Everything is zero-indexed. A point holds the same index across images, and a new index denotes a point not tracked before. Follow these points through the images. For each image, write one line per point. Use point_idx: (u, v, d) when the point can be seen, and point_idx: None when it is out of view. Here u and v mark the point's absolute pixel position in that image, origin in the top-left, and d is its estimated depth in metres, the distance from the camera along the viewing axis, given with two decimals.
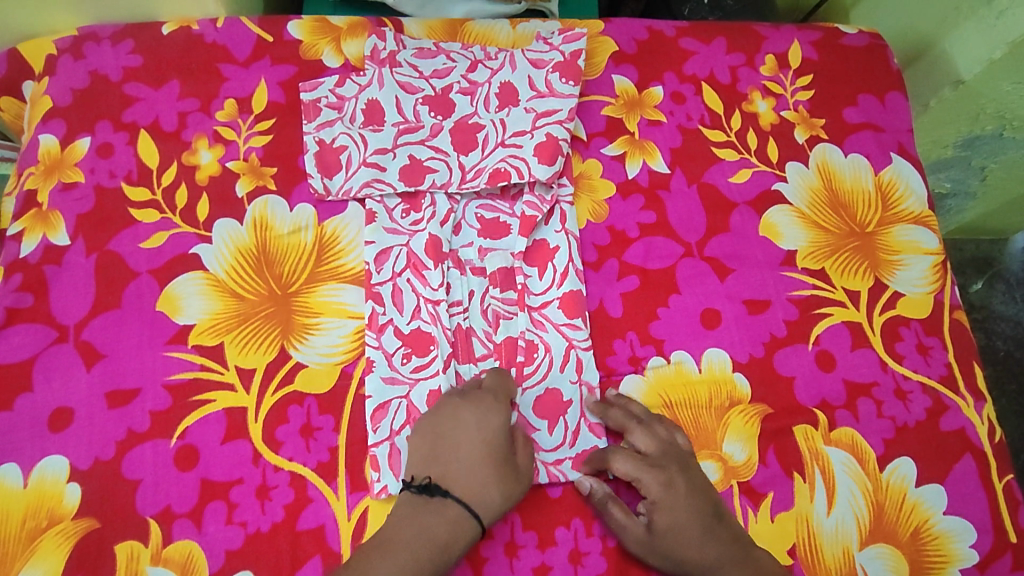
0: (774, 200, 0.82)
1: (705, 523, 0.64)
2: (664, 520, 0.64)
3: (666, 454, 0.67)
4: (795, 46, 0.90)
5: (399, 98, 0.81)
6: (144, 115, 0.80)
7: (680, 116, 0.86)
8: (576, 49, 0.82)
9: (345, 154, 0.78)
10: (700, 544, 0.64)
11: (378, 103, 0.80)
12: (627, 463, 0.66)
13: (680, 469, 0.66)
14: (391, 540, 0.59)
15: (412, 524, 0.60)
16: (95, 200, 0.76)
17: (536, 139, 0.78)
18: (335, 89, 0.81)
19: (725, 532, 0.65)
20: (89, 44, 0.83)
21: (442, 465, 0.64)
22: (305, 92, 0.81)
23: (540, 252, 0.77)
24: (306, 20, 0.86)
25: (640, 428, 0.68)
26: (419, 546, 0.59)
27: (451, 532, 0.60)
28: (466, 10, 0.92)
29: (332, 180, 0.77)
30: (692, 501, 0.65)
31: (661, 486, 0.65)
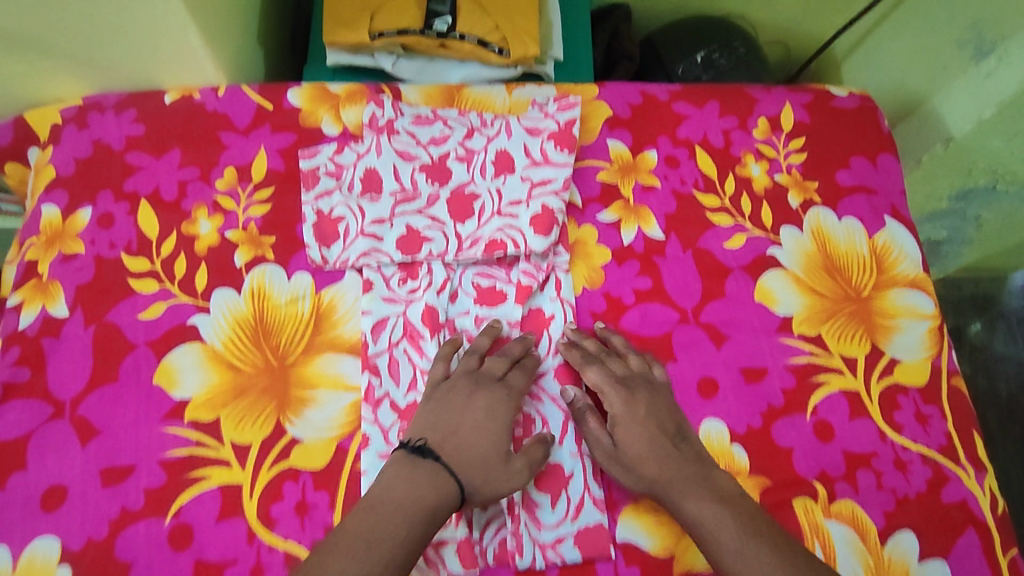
0: (769, 265, 0.83)
1: (664, 442, 0.68)
2: (628, 432, 0.68)
3: (633, 379, 0.71)
4: (787, 109, 0.91)
5: (396, 167, 0.82)
6: (145, 184, 0.81)
7: (674, 180, 0.87)
8: (570, 118, 0.84)
9: (343, 224, 0.79)
10: (659, 458, 0.67)
11: (375, 172, 0.81)
12: (596, 375, 0.71)
13: (645, 391, 0.70)
14: (383, 504, 0.59)
15: (400, 480, 0.60)
16: (95, 270, 0.77)
17: (531, 209, 0.78)
18: (333, 157, 0.83)
19: (685, 453, 0.68)
20: (93, 113, 0.84)
21: (442, 432, 0.65)
22: (304, 159, 0.83)
23: (536, 320, 0.77)
24: (305, 87, 0.86)
25: (614, 357, 0.73)
26: (411, 509, 0.59)
27: (439, 496, 0.60)
28: (462, 75, 0.92)
29: (330, 249, 0.78)
30: (656, 421, 0.69)
31: (627, 400, 0.69)
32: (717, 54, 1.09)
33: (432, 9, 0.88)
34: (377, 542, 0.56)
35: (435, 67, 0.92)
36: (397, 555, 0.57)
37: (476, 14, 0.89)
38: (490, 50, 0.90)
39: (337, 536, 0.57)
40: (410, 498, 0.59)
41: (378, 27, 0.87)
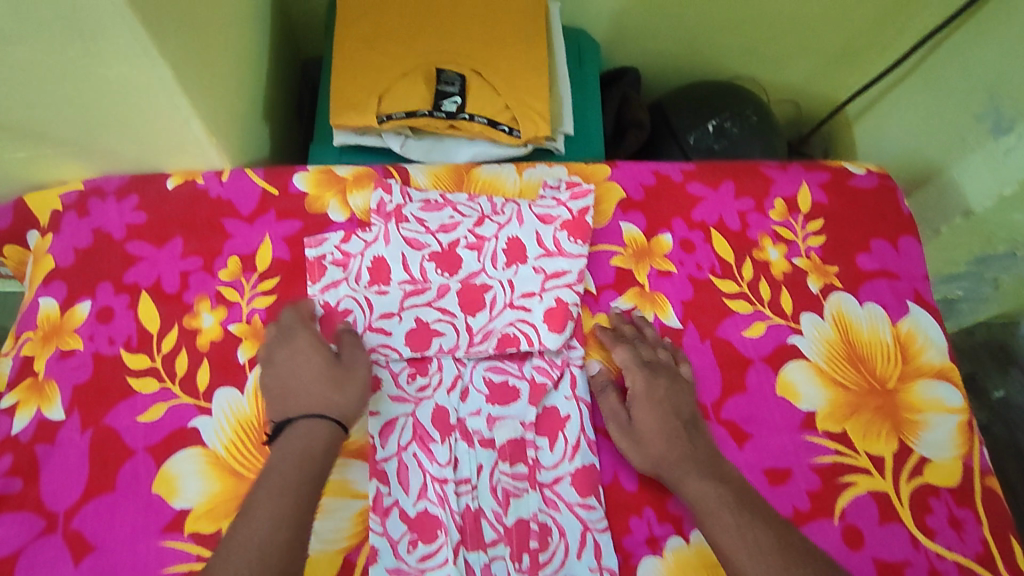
0: (790, 355, 0.80)
1: (680, 428, 0.71)
2: (644, 409, 0.72)
3: (660, 367, 0.75)
4: (804, 189, 0.89)
5: (405, 255, 0.80)
6: (146, 275, 0.78)
7: (690, 266, 0.84)
8: (583, 206, 0.82)
9: (350, 318, 0.76)
10: (670, 436, 0.70)
11: (384, 261, 0.79)
12: (625, 354, 0.75)
13: (669, 380, 0.74)
14: (266, 485, 0.60)
15: (283, 454, 0.63)
16: (93, 368, 0.74)
17: (545, 303, 0.77)
18: (340, 244, 0.80)
19: (696, 440, 0.71)
20: (94, 199, 0.82)
21: (280, 402, 0.67)
22: (310, 248, 0.80)
23: (550, 421, 0.75)
24: (312, 171, 0.85)
25: (645, 343, 0.78)
26: (284, 479, 0.60)
27: (301, 456, 0.62)
28: (471, 154, 0.90)
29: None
30: (673, 404, 0.72)
31: (649, 380, 0.73)
32: (729, 123, 1.07)
33: (441, 90, 0.87)
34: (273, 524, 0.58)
35: (444, 146, 0.91)
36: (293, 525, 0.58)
37: (485, 94, 0.88)
38: (499, 130, 0.88)
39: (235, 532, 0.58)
40: (281, 477, 0.61)
41: (386, 109, 0.86)
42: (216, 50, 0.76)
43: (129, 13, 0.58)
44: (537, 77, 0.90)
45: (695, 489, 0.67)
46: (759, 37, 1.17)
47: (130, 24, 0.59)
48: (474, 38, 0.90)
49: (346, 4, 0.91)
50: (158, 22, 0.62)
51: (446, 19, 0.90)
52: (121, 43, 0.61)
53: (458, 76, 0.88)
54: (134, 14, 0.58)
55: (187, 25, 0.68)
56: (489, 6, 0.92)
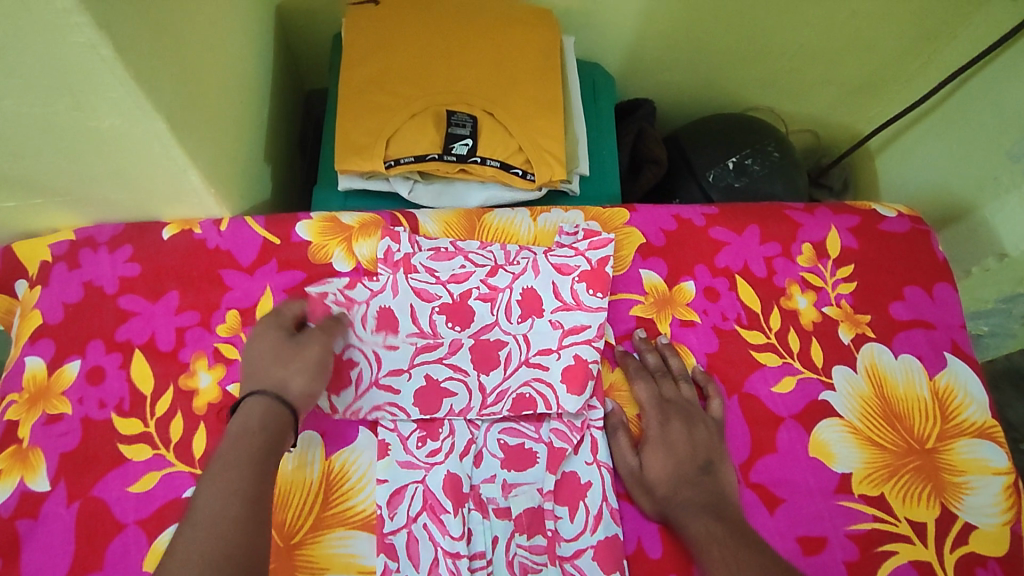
0: (823, 412, 0.75)
1: (689, 469, 0.69)
2: (653, 452, 0.70)
3: (677, 405, 0.73)
4: (833, 234, 0.86)
5: (413, 305, 0.75)
6: (140, 332, 0.74)
7: (714, 316, 0.80)
8: (602, 257, 0.77)
9: (355, 371, 0.72)
10: (678, 482, 0.68)
11: (390, 311, 0.75)
12: (641, 390, 0.74)
13: (683, 418, 0.72)
14: (217, 463, 0.58)
15: (234, 428, 0.60)
16: (81, 434, 0.69)
17: (563, 361, 0.73)
18: (343, 288, 0.75)
19: (704, 483, 0.68)
20: (86, 251, 0.78)
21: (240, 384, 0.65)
22: (314, 286, 0.76)
23: (570, 487, 0.69)
24: (316, 219, 0.81)
25: (668, 378, 0.75)
26: (231, 453, 0.58)
27: (253, 428, 0.60)
28: (483, 197, 0.88)
29: (341, 397, 0.70)
30: (687, 447, 0.70)
31: (662, 424, 0.72)
32: (750, 160, 1.05)
33: (452, 133, 0.85)
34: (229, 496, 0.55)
35: (455, 190, 0.88)
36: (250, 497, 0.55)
37: (498, 136, 0.86)
38: (513, 173, 0.85)
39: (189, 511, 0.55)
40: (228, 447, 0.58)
41: (394, 153, 0.83)
42: (214, 96, 0.73)
43: (120, 66, 0.54)
44: (552, 119, 0.88)
45: (693, 528, 0.65)
46: (777, 68, 1.15)
47: (121, 78, 0.55)
48: (485, 77, 0.88)
49: (351, 43, 0.87)
50: (152, 73, 0.59)
51: (456, 57, 0.88)
52: (113, 97, 0.57)
53: (470, 118, 0.86)
54: (125, 68, 0.55)
55: (182, 73, 0.64)
56: (501, 44, 0.90)
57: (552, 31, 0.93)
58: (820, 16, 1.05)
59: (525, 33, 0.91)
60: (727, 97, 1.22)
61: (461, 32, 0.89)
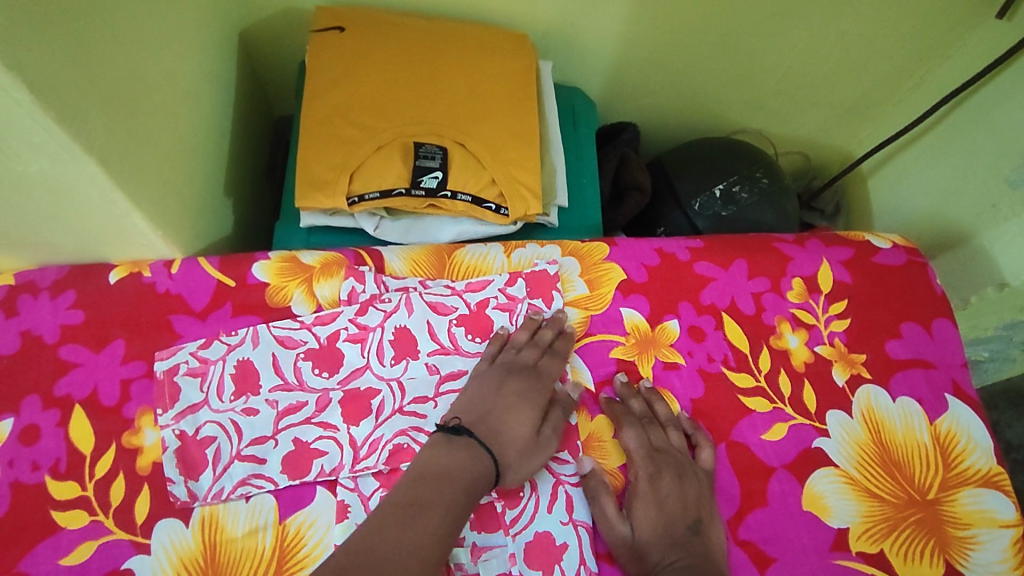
0: (817, 461, 0.70)
1: (677, 528, 0.63)
2: (643, 509, 0.65)
3: (665, 456, 0.67)
4: (824, 267, 0.81)
5: (275, 355, 0.71)
6: (81, 386, 0.69)
7: (700, 357, 0.75)
8: (504, 311, 0.76)
9: (212, 448, 0.66)
10: (667, 543, 0.63)
11: (251, 365, 0.70)
12: (628, 439, 0.69)
13: (672, 470, 0.66)
14: (433, 473, 0.59)
15: (437, 456, 0.61)
16: (11, 500, 0.63)
17: (441, 409, 0.69)
18: (196, 351, 0.71)
19: (694, 544, 0.62)
20: (25, 297, 0.72)
21: (482, 415, 0.65)
22: (161, 359, 0.70)
23: (543, 549, 0.63)
24: (273, 259, 0.76)
25: (656, 426, 0.70)
26: (445, 481, 0.58)
27: (476, 470, 0.61)
28: (455, 232, 0.83)
29: (199, 482, 0.65)
30: (676, 504, 0.65)
31: (650, 477, 0.66)
32: (738, 187, 1.01)
33: (421, 165, 0.80)
34: (415, 508, 0.56)
35: (424, 225, 0.83)
36: (449, 520, 0.56)
37: (469, 168, 0.81)
38: (486, 207, 0.81)
39: (409, 514, 0.55)
40: (450, 470, 0.59)
41: (358, 189, 0.79)
42: (161, 133, 0.68)
43: (38, 109, 0.49)
44: (527, 149, 0.84)
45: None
46: (764, 91, 1.12)
47: (41, 121, 0.51)
48: (456, 106, 0.84)
49: (314, 73, 0.83)
50: (78, 114, 0.54)
51: (426, 86, 0.84)
52: (35, 141, 0.53)
53: (439, 149, 0.81)
54: (45, 111, 0.50)
55: (119, 111, 0.60)
56: (473, 72, 0.86)
57: (528, 57, 0.89)
58: (807, 37, 1.01)
59: (500, 60, 0.87)
60: (715, 120, 1.18)
61: (433, 59, 0.85)
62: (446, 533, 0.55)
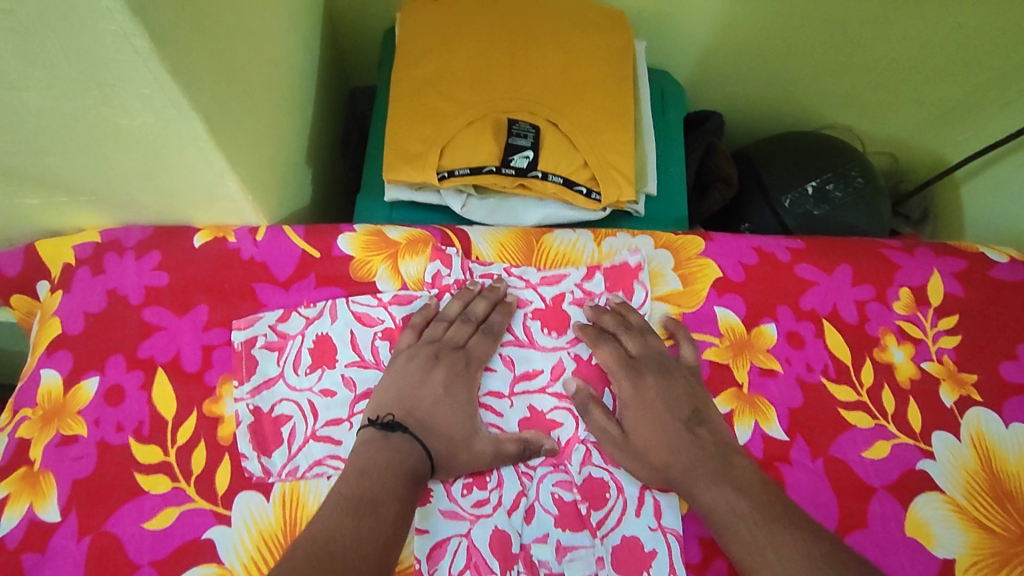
0: (921, 485, 0.66)
1: (679, 429, 0.63)
2: (636, 417, 0.65)
3: (649, 363, 0.67)
4: (935, 278, 0.77)
5: (354, 333, 0.69)
6: (163, 350, 0.68)
7: (798, 365, 0.71)
8: (580, 306, 0.72)
9: (287, 427, 0.65)
10: (672, 446, 0.63)
11: (329, 341, 0.68)
12: (608, 353, 0.68)
13: (659, 377, 0.66)
14: (376, 467, 0.57)
15: (370, 455, 0.58)
16: (97, 459, 0.62)
17: (518, 410, 0.67)
18: (276, 325, 0.69)
19: (701, 440, 0.63)
20: (111, 255, 0.71)
21: (407, 405, 0.63)
22: (238, 330, 0.68)
23: (630, 553, 0.61)
24: (359, 233, 0.74)
25: (634, 334, 0.69)
26: (385, 475, 0.56)
27: (415, 464, 0.59)
28: (541, 216, 0.79)
29: (272, 459, 0.63)
30: (668, 407, 0.65)
31: (639, 380, 0.66)
32: (831, 185, 0.95)
33: (512, 143, 0.77)
34: (368, 503, 0.54)
35: (510, 207, 0.80)
36: (404, 510, 0.55)
37: (561, 149, 0.77)
38: (577, 190, 0.77)
39: (364, 509, 0.53)
40: (395, 462, 0.58)
41: (448, 164, 0.76)
42: (258, 95, 0.66)
43: (156, 60, 0.47)
44: (621, 133, 0.80)
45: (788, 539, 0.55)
46: (861, 84, 1.05)
47: (156, 73, 0.49)
48: (551, 83, 0.80)
49: (405, 42, 0.80)
50: (191, 68, 0.52)
51: (520, 60, 0.80)
52: (146, 93, 0.51)
53: (532, 128, 0.77)
54: (162, 62, 0.48)
55: (225, 69, 0.58)
56: (569, 48, 0.82)
57: (626, 35, 0.85)
58: (918, 28, 0.95)
59: (597, 36, 0.83)
60: (805, 114, 1.12)
61: (528, 34, 0.81)
62: (395, 518, 0.54)
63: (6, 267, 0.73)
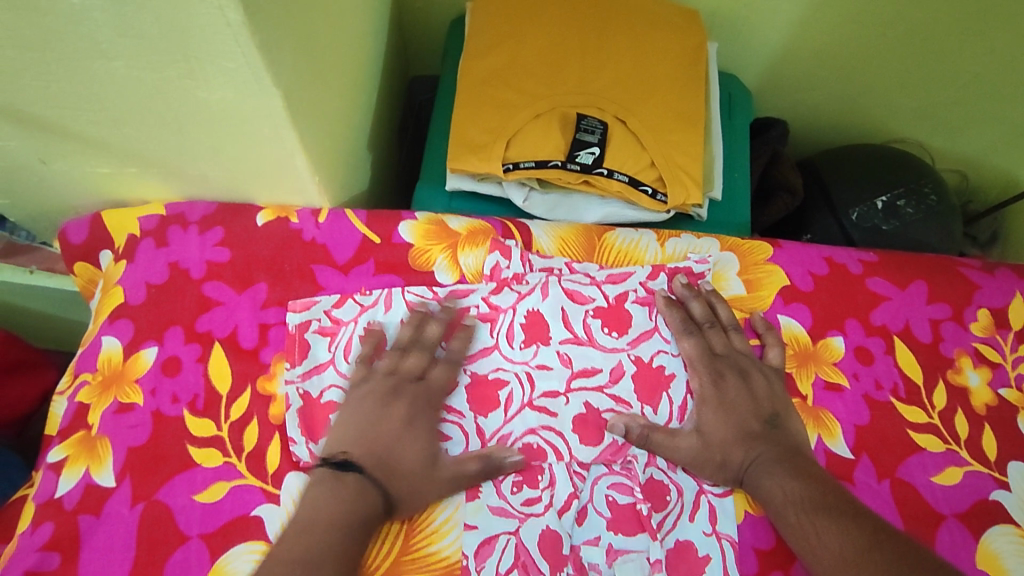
0: (994, 516, 0.63)
1: (755, 426, 0.64)
2: (712, 412, 0.64)
3: (730, 360, 0.67)
4: (1016, 301, 0.73)
5: (406, 322, 0.68)
6: (221, 325, 0.68)
7: (867, 382, 0.68)
8: (643, 305, 0.70)
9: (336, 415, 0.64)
10: (744, 441, 0.63)
11: (382, 330, 0.68)
12: (691, 346, 0.67)
13: (736, 373, 0.66)
14: (319, 521, 0.55)
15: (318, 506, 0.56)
16: (152, 429, 0.63)
17: (573, 407, 0.65)
18: (330, 310, 0.68)
19: (775, 439, 0.63)
20: (175, 228, 0.72)
21: (362, 444, 0.60)
22: (292, 313, 0.67)
23: (683, 559, 0.59)
24: (420, 221, 0.73)
25: (716, 329, 0.69)
26: (325, 529, 0.54)
27: (368, 509, 0.56)
28: (602, 214, 0.78)
29: (319, 444, 0.63)
30: (747, 404, 0.65)
31: (717, 378, 0.66)
32: (903, 201, 0.92)
33: (580, 139, 0.75)
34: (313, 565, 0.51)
35: (571, 203, 0.78)
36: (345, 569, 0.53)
37: (629, 147, 0.76)
38: (642, 190, 0.75)
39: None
40: (336, 514, 0.55)
41: (513, 156, 0.75)
42: (332, 77, 0.66)
43: (246, 33, 0.47)
44: (690, 134, 0.78)
45: (858, 540, 0.55)
46: (938, 98, 1.01)
47: (244, 48, 0.49)
48: (622, 79, 0.78)
49: (476, 32, 0.80)
50: (277, 45, 0.52)
51: (591, 55, 0.79)
52: (230, 67, 0.51)
53: (600, 124, 0.76)
54: (251, 37, 0.48)
55: (306, 49, 0.58)
56: (641, 45, 0.80)
57: (700, 35, 0.83)
58: (1005, 42, 0.91)
59: (670, 35, 0.81)
60: (873, 126, 1.09)
61: (600, 29, 0.80)
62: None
63: (73, 235, 0.75)
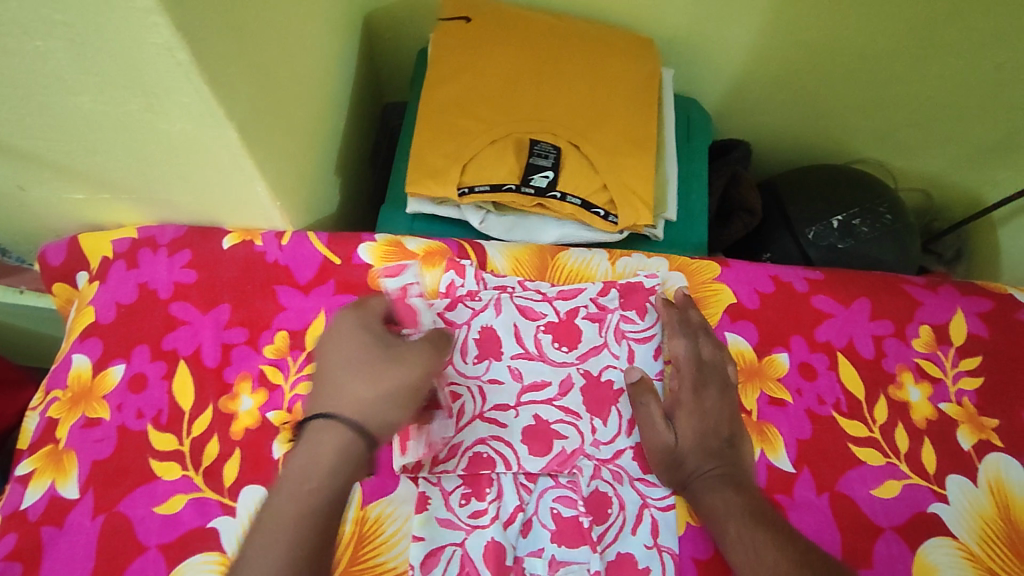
0: (932, 528, 0.64)
1: (719, 438, 0.65)
2: (685, 417, 0.66)
3: (711, 370, 0.68)
4: (958, 317, 0.75)
5: None
6: (186, 343, 0.71)
7: (810, 398, 0.70)
8: (594, 321, 0.72)
9: None
10: (705, 449, 0.65)
11: None
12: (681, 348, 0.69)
13: (716, 384, 0.67)
14: (292, 483, 0.52)
15: (295, 461, 0.53)
16: (117, 443, 0.65)
17: (522, 419, 0.67)
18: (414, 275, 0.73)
19: (732, 454, 0.64)
20: (145, 251, 0.75)
21: (329, 393, 0.56)
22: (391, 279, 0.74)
23: (623, 570, 0.61)
24: (378, 242, 0.76)
25: (707, 338, 0.70)
26: (297, 485, 0.52)
27: (338, 450, 0.53)
28: (558, 235, 0.81)
29: None
30: (715, 415, 0.66)
31: (697, 384, 0.68)
32: (858, 220, 0.94)
33: (534, 163, 0.79)
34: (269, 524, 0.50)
35: (528, 224, 0.81)
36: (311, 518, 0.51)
37: (581, 171, 0.79)
38: (595, 212, 0.78)
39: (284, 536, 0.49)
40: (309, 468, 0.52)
41: (468, 180, 0.78)
42: (292, 108, 0.70)
43: (195, 72, 0.51)
44: (642, 157, 0.81)
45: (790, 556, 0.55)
46: (895, 120, 1.04)
47: (196, 85, 0.52)
48: (575, 105, 0.81)
49: (436, 60, 0.83)
50: (229, 81, 0.55)
51: (547, 83, 0.82)
52: (185, 103, 0.55)
53: (554, 149, 0.79)
54: (201, 74, 0.51)
55: (260, 84, 0.61)
56: (595, 73, 0.83)
57: (653, 63, 0.86)
58: (954, 66, 0.94)
59: (624, 63, 0.85)
60: (835, 147, 1.12)
61: (555, 57, 0.84)
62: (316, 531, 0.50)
63: (50, 257, 0.78)
